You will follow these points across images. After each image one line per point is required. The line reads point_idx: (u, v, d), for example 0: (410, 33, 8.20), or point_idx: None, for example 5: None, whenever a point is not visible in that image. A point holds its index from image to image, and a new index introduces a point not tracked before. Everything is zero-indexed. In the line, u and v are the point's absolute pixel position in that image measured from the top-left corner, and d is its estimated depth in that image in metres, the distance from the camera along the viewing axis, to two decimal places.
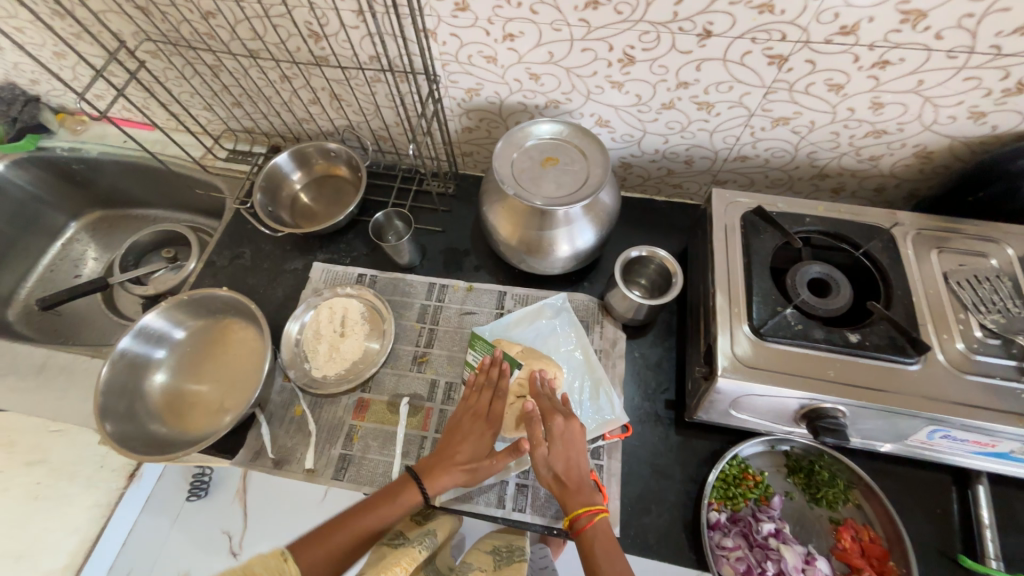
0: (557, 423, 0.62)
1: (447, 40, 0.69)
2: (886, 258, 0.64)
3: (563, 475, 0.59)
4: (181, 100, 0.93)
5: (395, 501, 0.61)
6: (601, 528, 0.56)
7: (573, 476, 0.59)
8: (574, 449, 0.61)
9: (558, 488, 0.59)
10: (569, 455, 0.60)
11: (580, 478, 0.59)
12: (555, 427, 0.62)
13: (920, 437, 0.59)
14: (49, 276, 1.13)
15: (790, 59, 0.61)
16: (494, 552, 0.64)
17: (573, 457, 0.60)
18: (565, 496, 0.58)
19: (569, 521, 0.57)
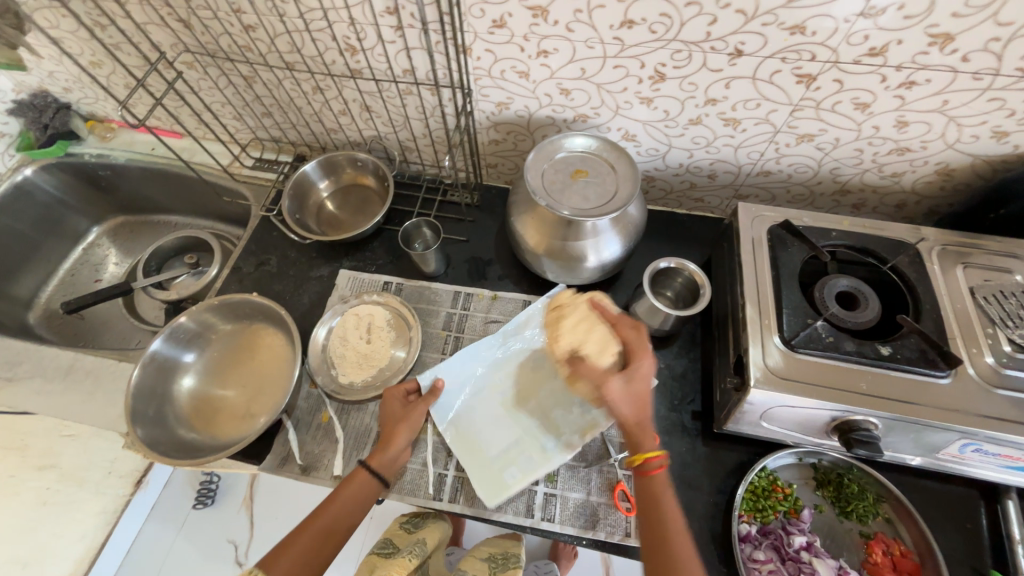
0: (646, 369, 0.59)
1: (482, 55, 0.71)
2: (913, 272, 0.65)
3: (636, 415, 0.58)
4: (212, 109, 0.95)
5: (347, 493, 0.62)
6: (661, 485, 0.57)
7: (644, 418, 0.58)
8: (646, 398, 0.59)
9: (628, 429, 0.58)
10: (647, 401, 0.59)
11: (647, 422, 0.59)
12: (639, 372, 0.59)
13: (951, 450, 0.59)
14: (70, 279, 1.14)
15: (818, 79, 0.63)
16: (491, 558, 0.79)
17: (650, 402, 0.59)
18: (638, 439, 0.57)
19: (641, 461, 0.56)
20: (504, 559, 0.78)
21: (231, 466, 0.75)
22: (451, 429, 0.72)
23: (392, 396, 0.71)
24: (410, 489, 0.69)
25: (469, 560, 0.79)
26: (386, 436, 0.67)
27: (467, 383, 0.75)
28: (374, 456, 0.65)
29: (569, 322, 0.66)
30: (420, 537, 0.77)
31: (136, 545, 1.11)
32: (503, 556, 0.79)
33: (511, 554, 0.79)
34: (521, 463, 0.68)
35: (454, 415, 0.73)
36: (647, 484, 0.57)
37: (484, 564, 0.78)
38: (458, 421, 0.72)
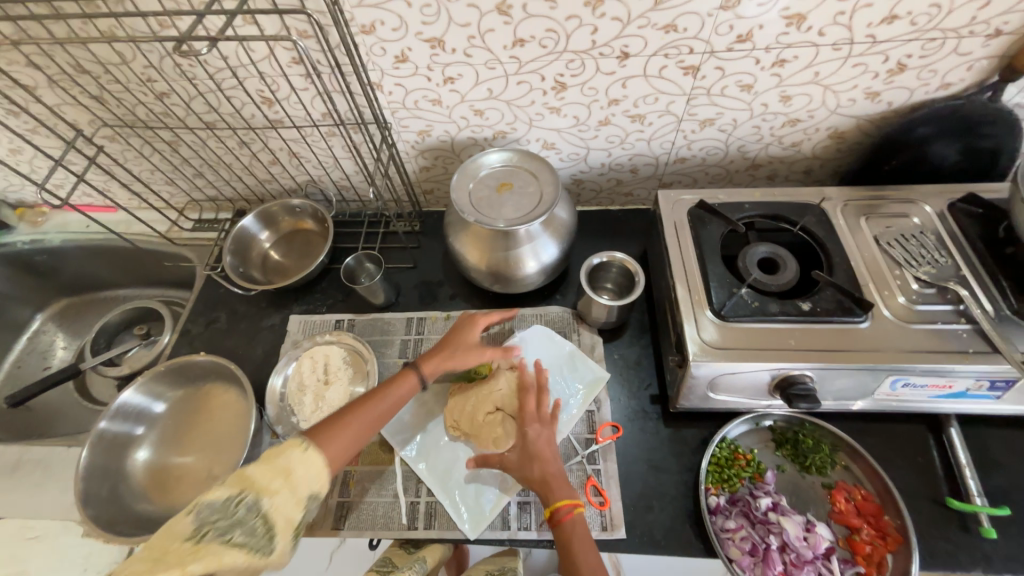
0: (542, 434, 0.66)
1: (393, 90, 0.74)
2: (821, 230, 0.70)
3: (545, 473, 0.62)
4: (142, 178, 0.96)
5: (395, 394, 0.64)
6: (579, 521, 0.60)
7: (553, 474, 0.62)
8: (552, 452, 0.65)
9: (538, 487, 0.62)
10: (548, 457, 0.64)
11: (562, 472, 0.63)
12: (528, 434, 0.65)
13: (885, 389, 0.63)
14: (17, 371, 1.10)
15: (702, 68, 0.68)
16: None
17: (549, 454, 0.64)
18: (546, 491, 0.61)
19: (552, 512, 0.59)
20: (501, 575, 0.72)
21: None
22: (420, 463, 0.72)
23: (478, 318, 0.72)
24: (384, 523, 0.68)
25: None
26: (446, 355, 0.69)
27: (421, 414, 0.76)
28: (425, 363, 0.68)
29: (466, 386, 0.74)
30: (420, 554, 0.67)
31: None
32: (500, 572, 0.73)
33: (510, 567, 0.74)
34: (489, 488, 0.69)
35: (422, 450, 0.73)
36: (565, 530, 0.59)
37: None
38: (427, 453, 0.73)
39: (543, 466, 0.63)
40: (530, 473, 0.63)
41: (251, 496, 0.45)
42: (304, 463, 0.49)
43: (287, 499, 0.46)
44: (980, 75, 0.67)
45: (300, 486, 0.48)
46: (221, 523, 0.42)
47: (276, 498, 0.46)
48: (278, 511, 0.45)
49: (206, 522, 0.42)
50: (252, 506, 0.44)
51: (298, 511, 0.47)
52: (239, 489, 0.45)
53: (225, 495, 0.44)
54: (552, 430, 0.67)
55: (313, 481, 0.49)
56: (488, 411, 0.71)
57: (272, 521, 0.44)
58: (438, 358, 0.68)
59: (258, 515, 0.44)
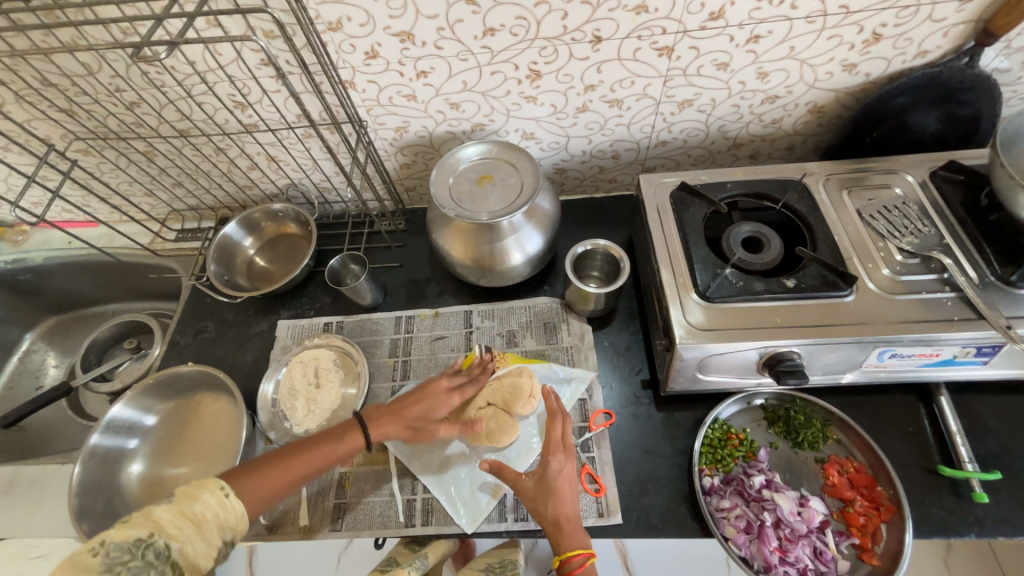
0: (564, 469, 0.63)
1: (366, 87, 0.73)
2: (804, 206, 0.70)
3: (561, 514, 0.59)
4: (120, 190, 0.95)
5: (336, 452, 0.61)
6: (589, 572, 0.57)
7: (568, 515, 0.60)
8: (570, 491, 0.62)
9: (551, 527, 0.59)
10: (565, 496, 0.61)
11: (577, 517, 0.60)
12: (550, 467, 0.62)
13: (873, 361, 0.63)
14: (9, 392, 1.09)
15: (676, 49, 0.67)
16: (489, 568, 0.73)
17: (566, 493, 0.61)
18: (560, 536, 0.58)
19: (564, 560, 0.56)
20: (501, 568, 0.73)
21: None
22: (410, 460, 0.72)
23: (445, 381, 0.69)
24: (382, 522, 0.69)
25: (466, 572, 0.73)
26: (401, 411, 0.65)
27: None
28: (376, 421, 0.64)
29: None
30: (423, 552, 0.68)
31: None
32: (501, 565, 0.73)
33: (510, 561, 0.74)
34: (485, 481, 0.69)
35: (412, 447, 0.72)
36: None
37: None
38: (418, 450, 0.72)
39: (559, 505, 0.60)
40: (544, 508, 0.60)
41: (163, 539, 0.47)
42: (220, 515, 0.51)
43: (198, 545, 0.49)
44: (957, 41, 0.66)
45: (213, 532, 0.50)
46: (132, 565, 0.45)
47: (187, 544, 0.48)
48: (186, 557, 0.48)
49: (116, 564, 0.44)
50: (161, 551, 0.47)
51: (207, 560, 0.49)
52: (150, 530, 0.47)
53: (136, 536, 0.46)
54: (574, 465, 0.64)
55: (226, 530, 0.51)
56: (477, 406, 0.73)
57: (179, 568, 0.47)
58: (397, 421, 0.65)
59: (168, 561, 0.47)
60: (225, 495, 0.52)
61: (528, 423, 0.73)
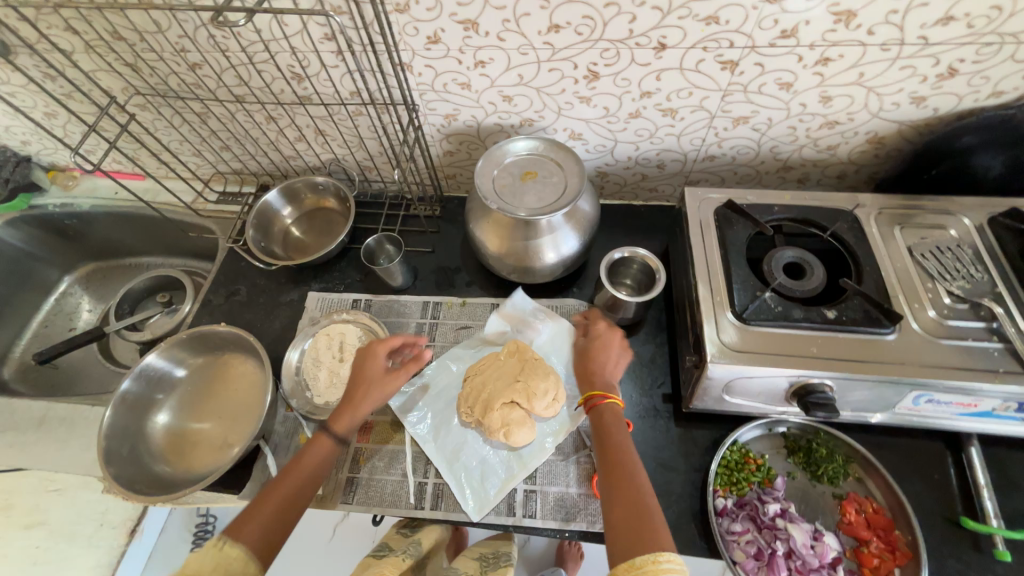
0: (598, 333, 0.72)
1: (422, 71, 0.73)
2: (852, 237, 0.68)
3: (592, 365, 0.69)
4: (170, 148, 0.97)
5: (310, 459, 0.61)
6: (610, 412, 0.62)
7: (604, 368, 0.68)
8: (606, 352, 0.70)
9: (586, 376, 0.68)
10: (597, 354, 0.70)
11: (609, 372, 0.67)
12: (592, 330, 0.73)
13: (907, 404, 0.61)
14: (44, 330, 1.13)
15: (741, 64, 0.66)
16: (482, 557, 0.78)
17: (605, 354, 0.69)
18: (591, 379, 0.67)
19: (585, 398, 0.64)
20: (495, 557, 0.77)
21: (212, 498, 0.75)
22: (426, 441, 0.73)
23: (375, 356, 0.69)
24: (392, 501, 0.70)
25: (461, 559, 0.79)
26: (356, 400, 0.66)
27: (435, 398, 0.77)
28: (335, 420, 0.64)
29: (482, 372, 0.75)
30: (416, 538, 0.74)
31: None
32: (494, 555, 0.78)
33: (503, 551, 0.78)
34: (496, 472, 0.70)
35: (430, 429, 0.74)
36: (597, 420, 0.62)
37: (474, 563, 0.77)
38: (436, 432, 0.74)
39: (592, 363, 0.69)
40: (587, 370, 0.68)
41: None
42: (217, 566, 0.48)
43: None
44: None
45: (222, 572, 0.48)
46: None
47: None
48: None
49: None
50: None
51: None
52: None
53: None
54: (616, 337, 0.71)
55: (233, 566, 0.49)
56: (502, 400, 0.70)
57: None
58: (352, 410, 0.65)
59: None
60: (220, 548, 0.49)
61: (544, 422, 0.73)
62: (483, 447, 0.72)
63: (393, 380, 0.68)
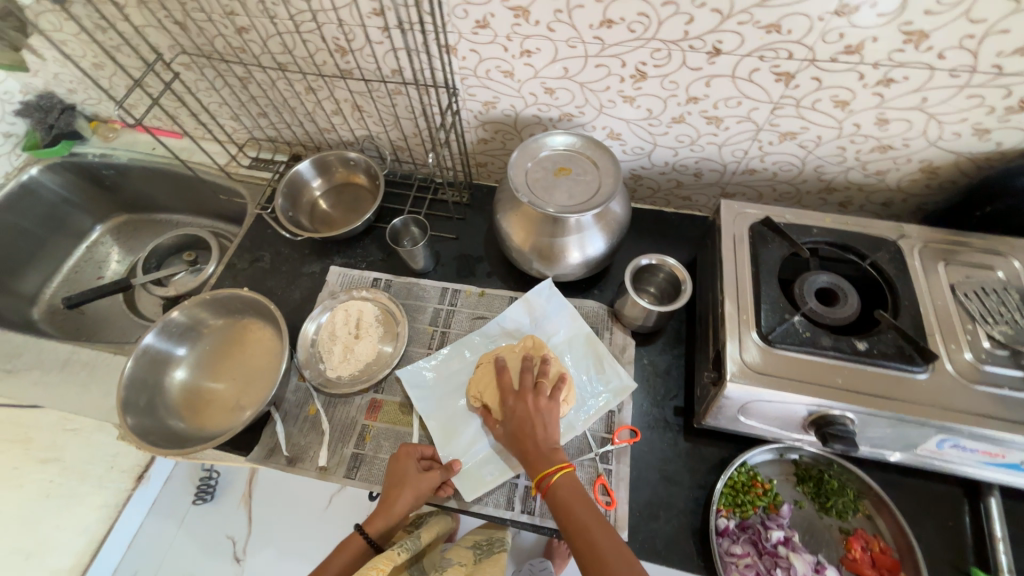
0: (522, 404, 0.65)
1: (467, 55, 0.72)
2: (893, 269, 0.65)
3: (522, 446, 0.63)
4: (210, 109, 0.98)
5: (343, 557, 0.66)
6: (567, 488, 0.59)
7: (534, 444, 0.62)
8: (537, 421, 0.64)
9: (529, 458, 0.62)
10: (527, 431, 0.63)
11: (545, 445, 0.62)
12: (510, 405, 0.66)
13: (929, 446, 0.59)
14: (74, 275, 1.16)
15: (797, 76, 0.63)
16: (476, 545, 0.76)
17: (531, 432, 0.63)
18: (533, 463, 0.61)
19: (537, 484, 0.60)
20: (488, 545, 0.76)
21: (222, 458, 0.77)
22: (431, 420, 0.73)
23: (406, 457, 0.68)
24: None
25: (454, 548, 0.77)
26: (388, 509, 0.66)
27: (447, 377, 0.77)
28: (368, 522, 0.66)
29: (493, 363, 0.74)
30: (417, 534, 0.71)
31: (137, 540, 1.11)
32: (488, 541, 0.77)
33: (497, 538, 0.77)
34: (497, 459, 0.70)
35: (435, 408, 0.74)
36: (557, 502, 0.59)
37: (468, 551, 0.76)
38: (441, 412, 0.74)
39: (524, 442, 0.63)
40: (524, 451, 0.63)
41: None
42: None
43: None
44: None
45: None
46: None
47: None
48: None
49: None
50: None
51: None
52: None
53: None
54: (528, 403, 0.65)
55: None
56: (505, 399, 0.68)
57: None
58: (382, 514, 0.66)
59: None
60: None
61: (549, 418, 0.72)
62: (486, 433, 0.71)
63: (422, 488, 0.65)
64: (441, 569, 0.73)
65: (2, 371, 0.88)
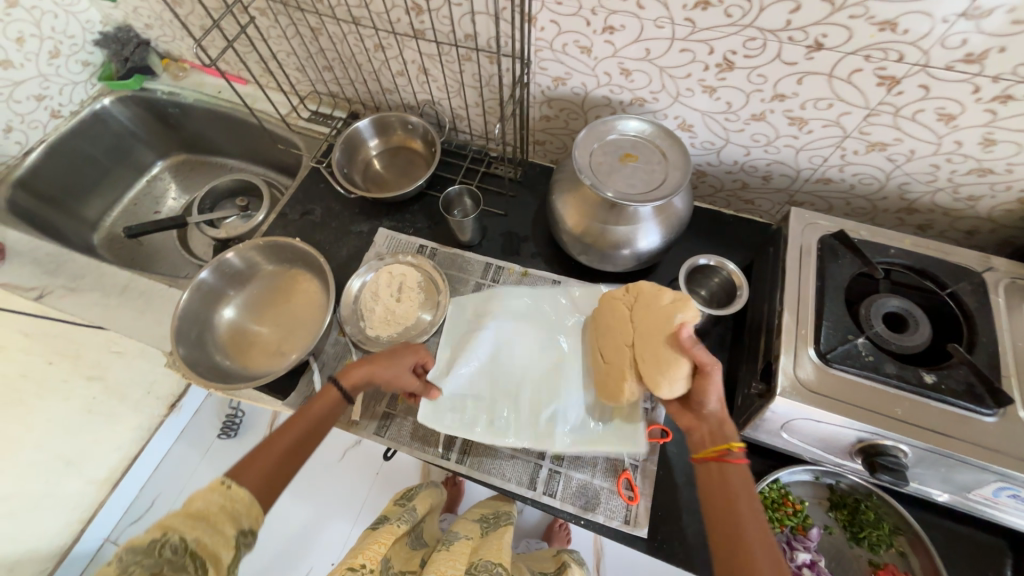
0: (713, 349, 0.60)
1: (546, 26, 0.70)
2: (974, 302, 0.61)
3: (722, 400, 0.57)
4: (278, 58, 0.99)
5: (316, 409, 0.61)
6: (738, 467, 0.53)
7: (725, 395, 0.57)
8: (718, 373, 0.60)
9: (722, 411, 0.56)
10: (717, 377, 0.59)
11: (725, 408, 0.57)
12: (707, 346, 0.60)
13: (984, 492, 0.56)
14: (133, 208, 1.21)
15: (902, 82, 0.58)
16: (482, 519, 0.78)
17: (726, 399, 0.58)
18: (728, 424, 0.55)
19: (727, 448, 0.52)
20: (495, 518, 0.78)
21: (258, 399, 0.80)
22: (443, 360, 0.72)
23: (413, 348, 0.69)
24: (419, 444, 0.72)
25: (462, 522, 0.79)
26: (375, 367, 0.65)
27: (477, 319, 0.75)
28: (345, 373, 0.64)
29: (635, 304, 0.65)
30: (413, 505, 0.76)
31: (164, 464, 1.20)
32: (494, 515, 0.79)
33: (503, 512, 0.79)
34: (465, 415, 0.69)
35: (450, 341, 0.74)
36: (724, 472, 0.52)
37: (475, 525, 0.77)
38: (453, 353, 0.72)
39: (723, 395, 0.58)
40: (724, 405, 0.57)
41: (177, 537, 0.44)
42: (228, 507, 0.48)
43: (214, 537, 0.45)
44: None
45: (227, 523, 0.47)
46: (145, 564, 0.41)
47: (202, 536, 0.44)
48: (205, 549, 0.44)
49: (131, 566, 0.41)
50: (178, 546, 0.43)
51: (227, 550, 0.45)
52: (162, 531, 0.44)
53: (146, 539, 0.43)
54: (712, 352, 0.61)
55: (242, 518, 0.48)
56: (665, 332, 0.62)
57: (201, 558, 0.43)
58: (366, 372, 0.64)
59: (185, 554, 0.43)
60: (227, 488, 0.49)
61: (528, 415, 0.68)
62: (469, 387, 0.70)
63: (405, 380, 0.67)
64: (449, 541, 0.74)
65: (65, 288, 0.92)
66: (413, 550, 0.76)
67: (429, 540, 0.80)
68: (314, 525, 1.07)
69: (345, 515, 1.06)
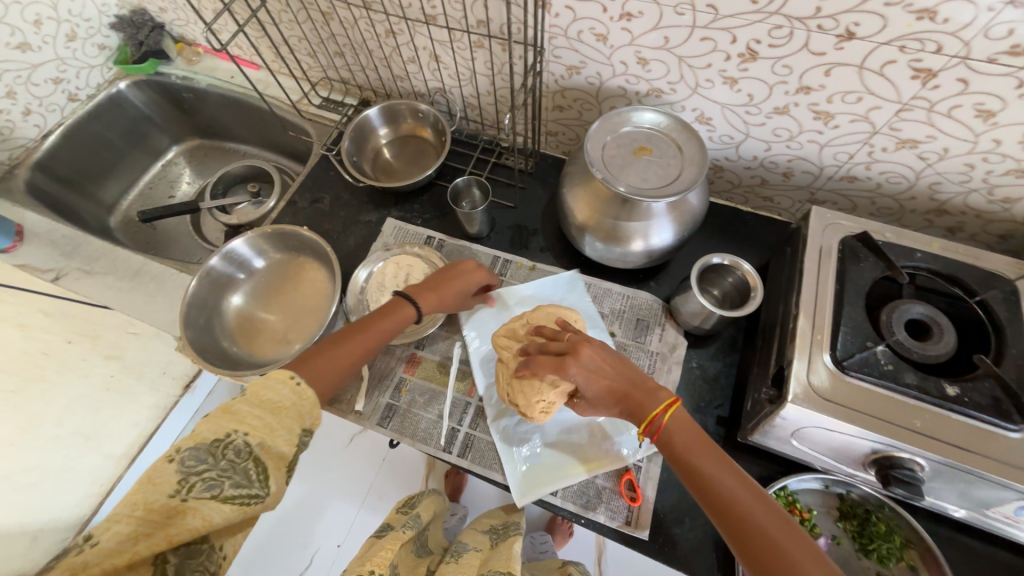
0: (573, 372, 0.57)
1: (561, 12, 0.67)
2: (1005, 311, 0.58)
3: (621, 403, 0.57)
4: (290, 43, 0.98)
5: (389, 320, 0.66)
6: (679, 421, 0.55)
7: (629, 391, 0.57)
8: (602, 380, 0.57)
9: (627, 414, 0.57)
10: (602, 396, 0.58)
11: (634, 386, 0.57)
12: (576, 380, 0.58)
13: (1004, 510, 0.54)
14: (148, 192, 1.22)
15: (939, 76, 0.55)
16: (492, 531, 0.80)
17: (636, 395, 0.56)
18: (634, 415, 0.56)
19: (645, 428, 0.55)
20: (503, 529, 0.79)
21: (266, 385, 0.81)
22: (497, 319, 0.79)
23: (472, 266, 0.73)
24: (422, 437, 0.72)
25: (472, 533, 0.80)
26: (441, 287, 0.70)
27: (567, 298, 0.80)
28: (416, 295, 0.69)
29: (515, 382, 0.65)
30: (417, 512, 0.76)
31: None
32: (503, 527, 0.80)
33: (510, 524, 0.79)
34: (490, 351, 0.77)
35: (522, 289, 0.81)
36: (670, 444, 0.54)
37: (485, 538, 0.78)
38: (509, 315, 0.79)
39: (619, 397, 0.57)
40: (627, 403, 0.56)
41: (241, 438, 0.43)
42: (298, 402, 0.47)
43: (278, 434, 0.44)
44: None
45: (292, 421, 0.46)
46: (209, 474, 0.40)
47: (266, 438, 0.44)
48: (270, 450, 0.44)
49: (193, 475, 0.40)
50: (242, 447, 0.42)
51: (292, 449, 0.45)
52: (229, 429, 0.43)
53: (211, 437, 0.42)
54: (581, 361, 0.58)
55: (306, 416, 0.47)
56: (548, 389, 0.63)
57: (265, 463, 0.43)
58: (434, 293, 0.69)
59: (249, 457, 0.42)
60: (297, 385, 0.47)
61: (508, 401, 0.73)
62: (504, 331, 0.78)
63: (468, 300, 0.74)
64: (457, 552, 0.74)
65: (81, 270, 0.94)
66: (418, 557, 0.75)
67: (434, 548, 0.82)
68: (321, 507, 1.08)
69: (352, 498, 1.08)
